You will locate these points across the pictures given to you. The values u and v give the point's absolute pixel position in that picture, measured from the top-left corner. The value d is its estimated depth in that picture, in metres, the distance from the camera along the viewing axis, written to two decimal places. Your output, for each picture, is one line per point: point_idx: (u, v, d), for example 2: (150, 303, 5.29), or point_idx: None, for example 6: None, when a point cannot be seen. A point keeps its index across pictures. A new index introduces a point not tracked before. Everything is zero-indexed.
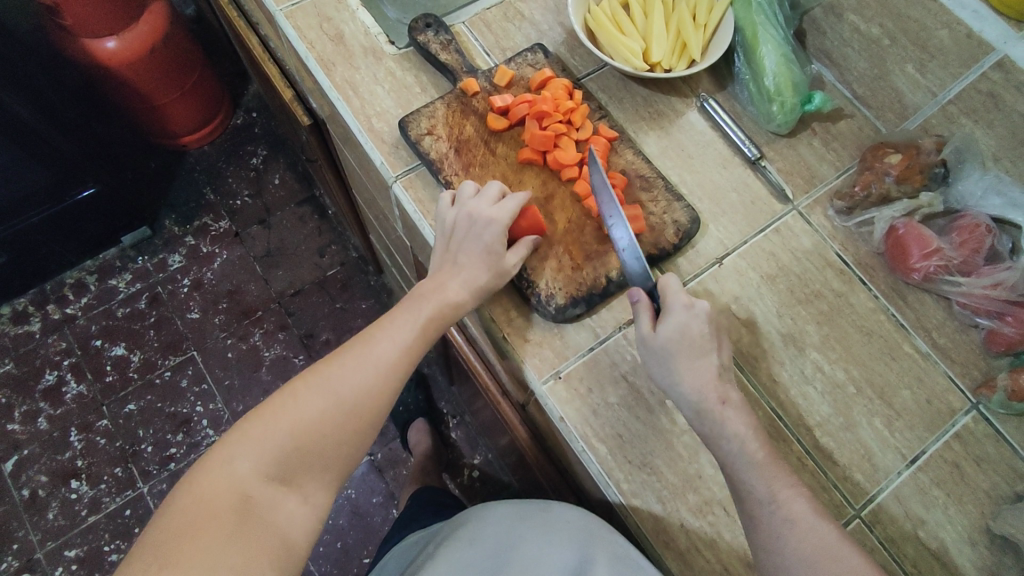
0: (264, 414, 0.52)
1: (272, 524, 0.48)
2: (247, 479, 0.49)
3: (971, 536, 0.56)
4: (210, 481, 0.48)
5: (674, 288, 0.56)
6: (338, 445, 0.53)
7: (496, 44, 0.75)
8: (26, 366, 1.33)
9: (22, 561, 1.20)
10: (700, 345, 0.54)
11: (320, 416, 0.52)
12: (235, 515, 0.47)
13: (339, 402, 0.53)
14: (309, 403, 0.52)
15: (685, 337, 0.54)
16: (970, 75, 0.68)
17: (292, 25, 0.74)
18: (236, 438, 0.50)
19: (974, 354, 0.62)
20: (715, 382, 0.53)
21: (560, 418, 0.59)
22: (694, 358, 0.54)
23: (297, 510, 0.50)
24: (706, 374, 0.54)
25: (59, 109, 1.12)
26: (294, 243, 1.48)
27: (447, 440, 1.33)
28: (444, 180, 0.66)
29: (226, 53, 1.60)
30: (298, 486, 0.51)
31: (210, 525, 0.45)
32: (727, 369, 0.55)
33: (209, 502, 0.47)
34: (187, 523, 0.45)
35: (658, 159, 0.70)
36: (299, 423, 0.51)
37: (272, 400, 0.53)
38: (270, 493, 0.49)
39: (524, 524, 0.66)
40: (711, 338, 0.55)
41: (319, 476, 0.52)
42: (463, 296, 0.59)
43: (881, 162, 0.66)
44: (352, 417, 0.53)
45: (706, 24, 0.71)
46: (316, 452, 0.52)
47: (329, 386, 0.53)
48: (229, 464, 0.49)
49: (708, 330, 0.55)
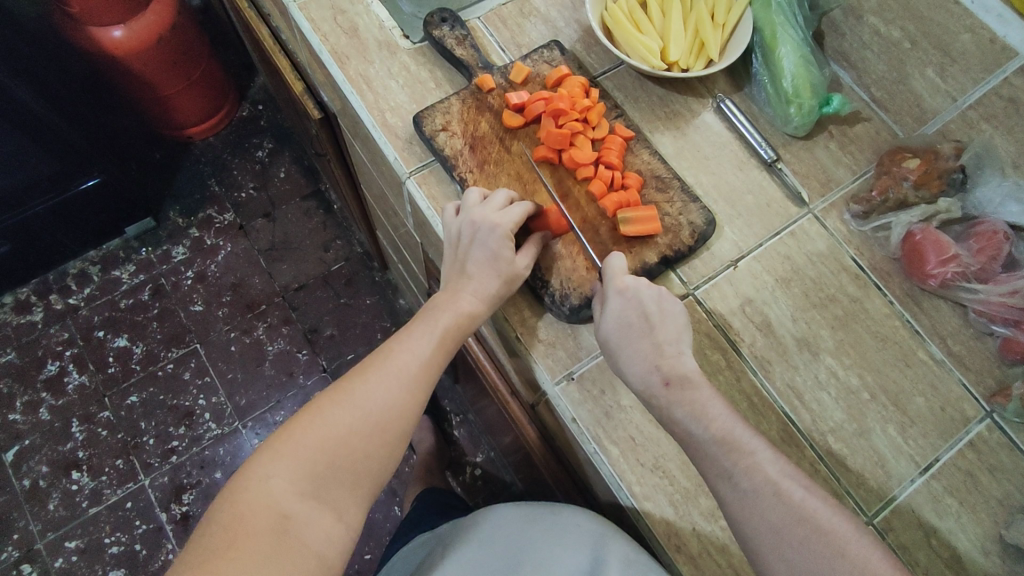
0: (293, 430, 0.50)
1: (308, 543, 0.48)
2: (282, 497, 0.48)
3: (983, 545, 0.56)
4: (246, 500, 0.47)
5: (615, 272, 0.57)
6: (369, 459, 0.52)
7: (511, 40, 0.74)
8: (28, 356, 1.33)
9: (23, 552, 1.19)
10: (639, 326, 0.55)
11: (349, 431, 0.51)
12: (272, 535, 0.46)
13: (366, 416, 0.52)
14: (335, 419, 0.51)
15: (620, 321, 0.56)
16: (990, 81, 0.68)
17: (305, 17, 0.73)
18: (268, 457, 0.49)
19: (989, 362, 0.62)
20: (656, 362, 0.54)
21: (572, 420, 0.58)
22: (632, 340, 0.55)
23: (333, 527, 0.49)
24: (645, 354, 0.54)
25: (60, 96, 1.10)
26: (298, 236, 1.47)
27: (449, 438, 1.33)
28: (457, 177, 0.65)
29: (233, 44, 1.59)
30: (331, 503, 0.49)
31: (247, 546, 0.45)
32: (681, 344, 0.55)
33: (246, 523, 0.46)
34: (225, 544, 0.45)
35: (674, 159, 0.69)
36: (328, 438, 0.50)
37: (300, 415, 0.52)
38: (305, 510, 0.48)
39: (533, 527, 0.66)
40: (651, 315, 0.56)
41: (351, 491, 0.51)
42: (477, 306, 0.59)
43: (898, 167, 0.66)
44: (380, 430, 0.52)
45: (724, 24, 0.70)
46: (346, 469, 0.50)
47: (356, 400, 0.52)
48: (264, 482, 0.48)
49: (646, 306, 0.56)
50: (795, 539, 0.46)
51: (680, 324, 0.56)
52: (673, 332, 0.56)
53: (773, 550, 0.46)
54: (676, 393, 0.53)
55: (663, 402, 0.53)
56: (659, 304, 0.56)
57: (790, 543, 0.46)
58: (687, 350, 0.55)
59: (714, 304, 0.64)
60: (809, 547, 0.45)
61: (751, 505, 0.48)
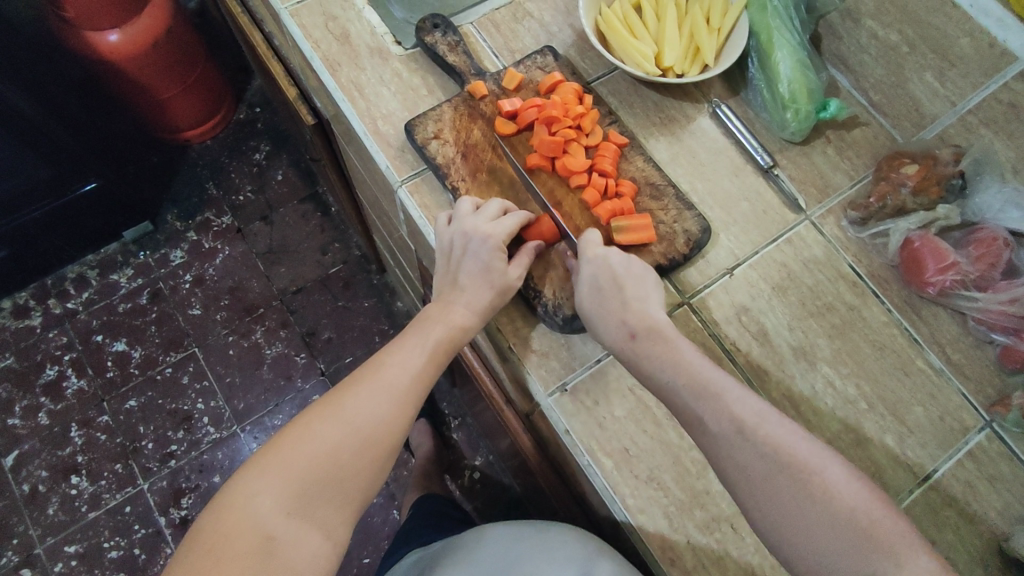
0: (281, 445, 0.50)
1: (295, 563, 0.47)
2: (269, 516, 0.47)
3: (982, 557, 0.55)
4: (233, 520, 0.47)
5: (591, 244, 0.59)
6: (358, 476, 0.51)
7: (504, 45, 0.73)
8: (26, 360, 1.33)
9: (22, 556, 1.19)
10: (608, 288, 0.56)
11: (338, 447, 0.50)
12: (257, 555, 0.46)
13: (354, 431, 0.51)
14: (324, 434, 0.51)
15: (591, 285, 0.57)
16: (989, 85, 0.68)
17: (296, 23, 0.72)
18: (255, 473, 0.49)
19: (988, 371, 0.61)
20: (624, 320, 0.55)
21: (565, 431, 0.58)
22: (602, 302, 0.56)
23: (321, 546, 0.48)
24: (614, 313, 0.56)
25: (59, 103, 1.10)
26: (296, 240, 1.46)
27: (447, 442, 1.33)
28: (450, 186, 0.64)
29: (230, 46, 1.58)
30: (318, 521, 0.49)
31: (231, 567, 0.45)
32: (651, 303, 0.56)
33: (232, 542, 0.46)
34: (209, 565, 0.45)
35: (669, 166, 0.69)
36: (316, 454, 0.50)
37: (289, 430, 0.51)
38: (292, 529, 0.47)
39: (522, 543, 0.66)
40: (621, 277, 0.57)
41: (339, 509, 0.50)
42: (469, 318, 0.58)
43: (897, 173, 0.65)
44: (369, 446, 0.52)
45: (720, 28, 0.70)
46: (334, 485, 0.50)
47: (344, 415, 0.52)
48: (251, 500, 0.47)
49: (615, 269, 0.57)
50: (774, 485, 0.46)
51: (650, 285, 0.57)
52: (642, 291, 0.57)
53: (747, 494, 0.47)
54: (643, 346, 0.54)
55: (632, 356, 0.54)
56: (628, 266, 0.57)
57: (768, 488, 0.46)
58: (657, 307, 0.56)
59: (709, 313, 0.63)
60: (785, 492, 0.45)
61: (728, 452, 0.48)
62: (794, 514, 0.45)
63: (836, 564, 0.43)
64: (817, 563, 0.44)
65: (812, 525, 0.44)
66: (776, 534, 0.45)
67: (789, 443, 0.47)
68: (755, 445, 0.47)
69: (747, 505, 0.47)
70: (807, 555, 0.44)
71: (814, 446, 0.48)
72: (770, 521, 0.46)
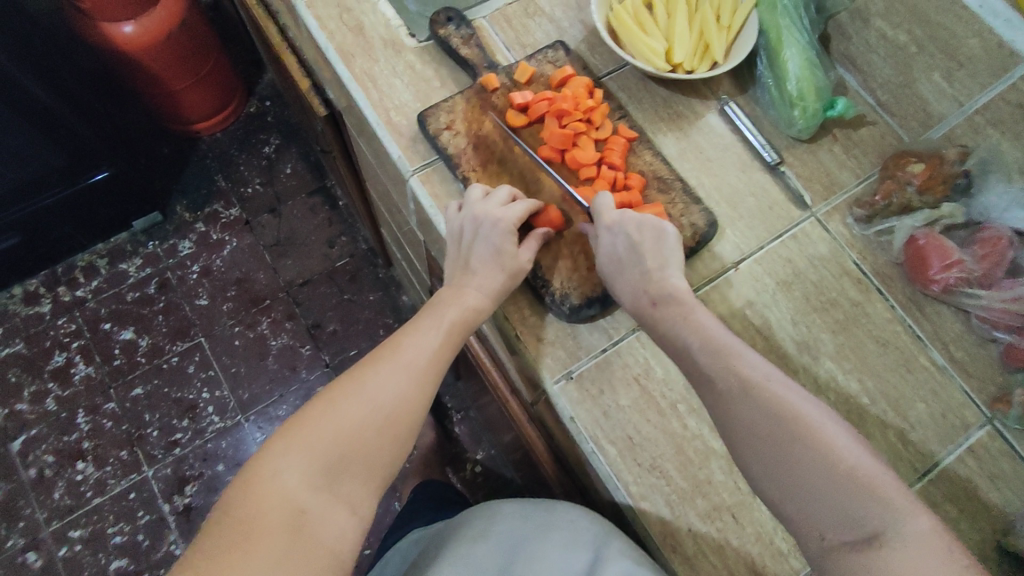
0: (304, 423, 0.51)
1: (323, 538, 0.48)
2: (295, 493, 0.48)
3: (982, 552, 0.56)
4: (260, 497, 0.47)
5: (603, 212, 0.60)
6: (380, 454, 0.52)
7: (516, 39, 0.74)
8: (35, 346, 1.34)
9: (28, 540, 1.20)
10: (628, 257, 0.58)
11: (360, 425, 0.51)
12: (286, 532, 0.47)
13: (376, 409, 0.52)
14: (346, 411, 0.51)
15: (611, 256, 0.59)
16: (997, 87, 0.68)
17: (311, 15, 0.73)
18: (280, 451, 0.49)
19: (991, 368, 0.61)
20: (645, 286, 0.57)
21: (570, 419, 0.59)
22: (621, 271, 0.58)
23: (347, 522, 0.50)
24: (633, 281, 0.58)
25: (79, 96, 1.12)
26: (304, 233, 1.48)
27: (450, 435, 1.33)
28: (461, 176, 0.66)
29: (242, 40, 1.60)
30: (344, 498, 0.50)
31: (262, 543, 0.46)
32: (670, 267, 0.58)
33: (262, 520, 0.47)
34: (241, 541, 0.45)
35: (676, 161, 0.70)
36: (340, 431, 0.51)
37: (310, 408, 0.52)
38: (318, 506, 0.48)
39: (526, 523, 0.67)
40: (639, 245, 0.58)
41: (363, 486, 0.51)
42: (482, 301, 0.59)
43: (903, 171, 0.65)
44: (390, 424, 0.53)
45: (729, 26, 0.71)
46: (357, 460, 0.51)
47: (366, 393, 0.53)
48: (277, 477, 0.48)
49: (631, 236, 0.58)
50: (768, 437, 0.47)
51: (670, 248, 0.59)
52: (660, 256, 0.58)
53: (751, 453, 0.48)
54: (663, 311, 0.56)
55: (651, 320, 0.57)
56: (643, 232, 0.59)
57: (763, 444, 0.47)
58: (676, 270, 0.58)
59: (714, 306, 0.64)
60: (784, 450, 0.46)
61: (737, 413, 0.49)
62: (792, 471, 0.46)
63: (830, 518, 0.44)
64: (804, 511, 0.45)
65: (804, 473, 0.45)
66: (770, 482, 0.47)
67: (793, 398, 0.48)
68: (761, 406, 0.48)
69: (748, 456, 0.48)
70: (794, 495, 0.46)
71: (814, 405, 0.49)
72: (772, 476, 0.47)
